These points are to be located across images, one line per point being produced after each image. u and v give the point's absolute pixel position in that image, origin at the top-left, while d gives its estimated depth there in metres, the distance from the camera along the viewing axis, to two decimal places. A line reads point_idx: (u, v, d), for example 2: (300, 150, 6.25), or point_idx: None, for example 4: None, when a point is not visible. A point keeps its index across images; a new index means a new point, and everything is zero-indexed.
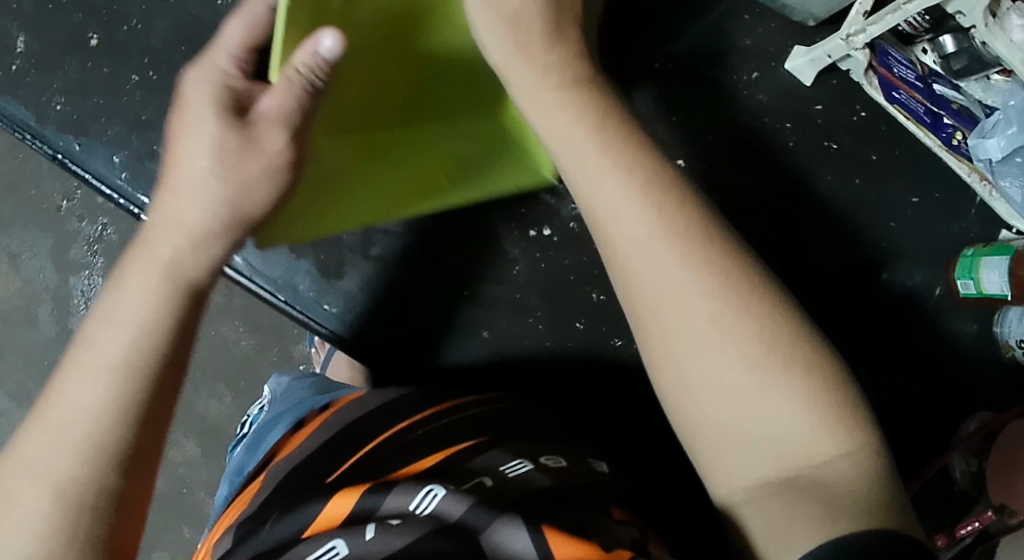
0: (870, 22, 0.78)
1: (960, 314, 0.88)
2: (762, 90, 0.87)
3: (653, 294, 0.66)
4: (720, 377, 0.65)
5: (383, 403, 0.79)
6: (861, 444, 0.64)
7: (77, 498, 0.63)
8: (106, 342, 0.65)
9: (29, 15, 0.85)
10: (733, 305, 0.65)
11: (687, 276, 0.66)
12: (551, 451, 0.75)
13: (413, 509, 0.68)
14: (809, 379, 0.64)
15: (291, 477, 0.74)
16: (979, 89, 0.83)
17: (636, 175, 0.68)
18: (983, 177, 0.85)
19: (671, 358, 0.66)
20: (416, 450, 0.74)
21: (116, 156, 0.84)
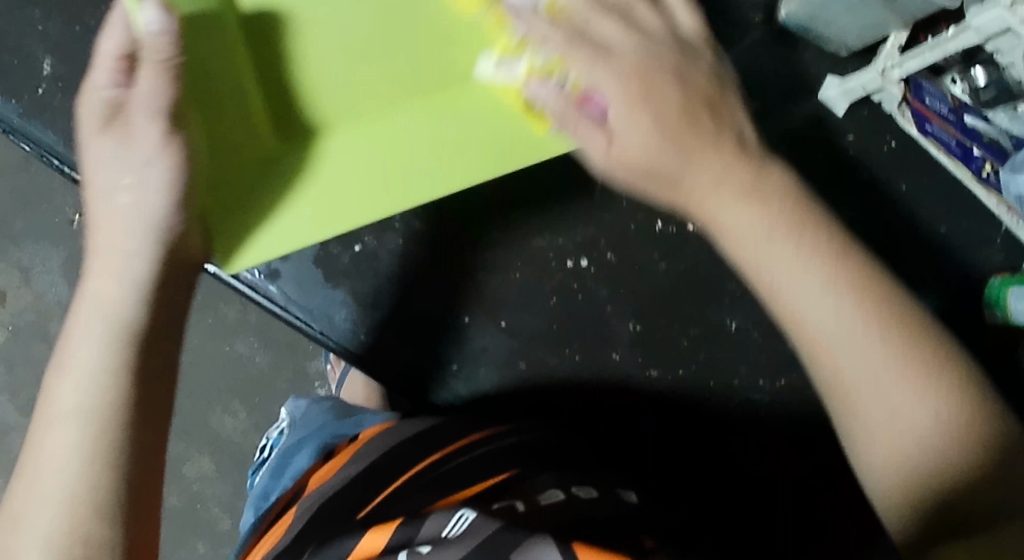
0: (908, 57, 0.79)
1: (986, 342, 0.89)
2: (796, 119, 0.86)
3: (738, 232, 0.72)
4: (841, 321, 0.69)
5: (415, 433, 0.81)
6: (974, 393, 0.69)
7: (79, 492, 0.66)
8: (89, 342, 0.68)
9: (56, 39, 0.84)
10: (853, 290, 0.70)
11: (784, 240, 0.71)
12: (580, 479, 0.78)
13: (446, 533, 0.70)
14: (948, 390, 0.68)
15: (325, 510, 0.76)
16: (1006, 120, 0.83)
17: (711, 150, 0.72)
18: (1012, 211, 0.85)
19: (827, 340, 0.70)
20: (446, 487, 0.77)
21: None
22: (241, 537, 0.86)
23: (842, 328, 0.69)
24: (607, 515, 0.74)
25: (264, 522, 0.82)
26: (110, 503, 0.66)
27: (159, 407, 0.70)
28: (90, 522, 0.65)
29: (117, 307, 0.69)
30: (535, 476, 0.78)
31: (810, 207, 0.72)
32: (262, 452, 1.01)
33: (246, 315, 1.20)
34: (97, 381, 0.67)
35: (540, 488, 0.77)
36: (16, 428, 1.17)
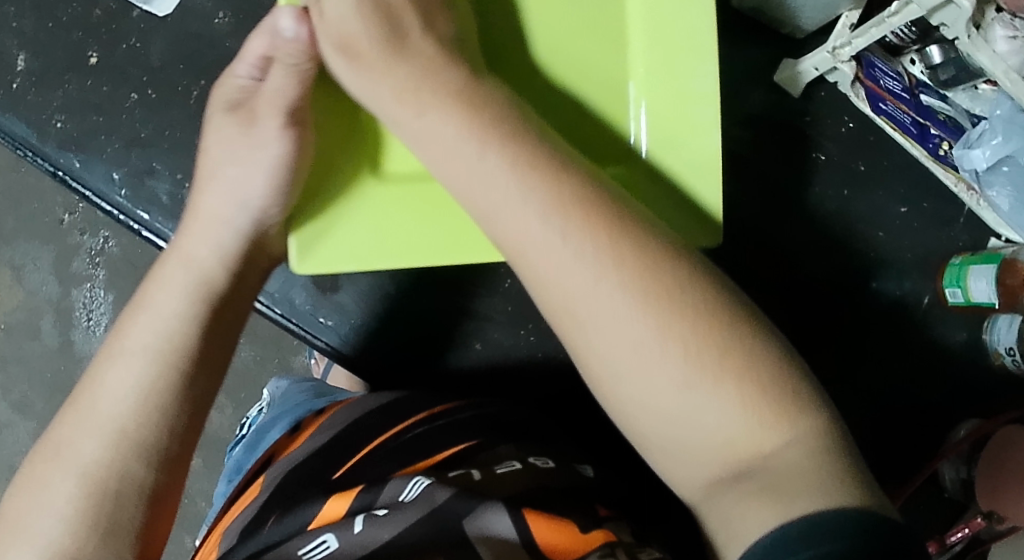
0: (855, 35, 0.80)
1: (948, 323, 0.89)
2: (750, 102, 0.88)
3: (482, 205, 0.64)
4: (667, 366, 0.60)
5: (381, 405, 0.80)
6: (805, 399, 0.60)
7: (129, 428, 0.66)
8: (170, 288, 0.69)
9: (29, 33, 0.86)
10: (643, 280, 0.61)
11: (575, 243, 0.61)
12: (540, 451, 0.77)
13: (402, 498, 0.70)
14: (747, 380, 0.59)
15: (291, 478, 0.75)
16: (966, 99, 0.83)
17: (508, 143, 0.63)
18: (970, 188, 0.86)
19: (587, 317, 0.61)
20: (416, 453, 0.76)
21: (115, 173, 0.85)
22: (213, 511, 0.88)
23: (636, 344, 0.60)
24: (568, 486, 0.73)
25: (233, 494, 0.82)
26: (152, 442, 0.66)
27: (214, 358, 0.70)
28: (124, 454, 0.65)
29: (208, 269, 0.70)
30: (500, 445, 0.77)
31: (638, 213, 0.64)
32: (240, 430, 1.01)
33: None
34: (169, 326, 0.68)
35: (499, 458, 0.76)
36: (8, 424, 1.20)
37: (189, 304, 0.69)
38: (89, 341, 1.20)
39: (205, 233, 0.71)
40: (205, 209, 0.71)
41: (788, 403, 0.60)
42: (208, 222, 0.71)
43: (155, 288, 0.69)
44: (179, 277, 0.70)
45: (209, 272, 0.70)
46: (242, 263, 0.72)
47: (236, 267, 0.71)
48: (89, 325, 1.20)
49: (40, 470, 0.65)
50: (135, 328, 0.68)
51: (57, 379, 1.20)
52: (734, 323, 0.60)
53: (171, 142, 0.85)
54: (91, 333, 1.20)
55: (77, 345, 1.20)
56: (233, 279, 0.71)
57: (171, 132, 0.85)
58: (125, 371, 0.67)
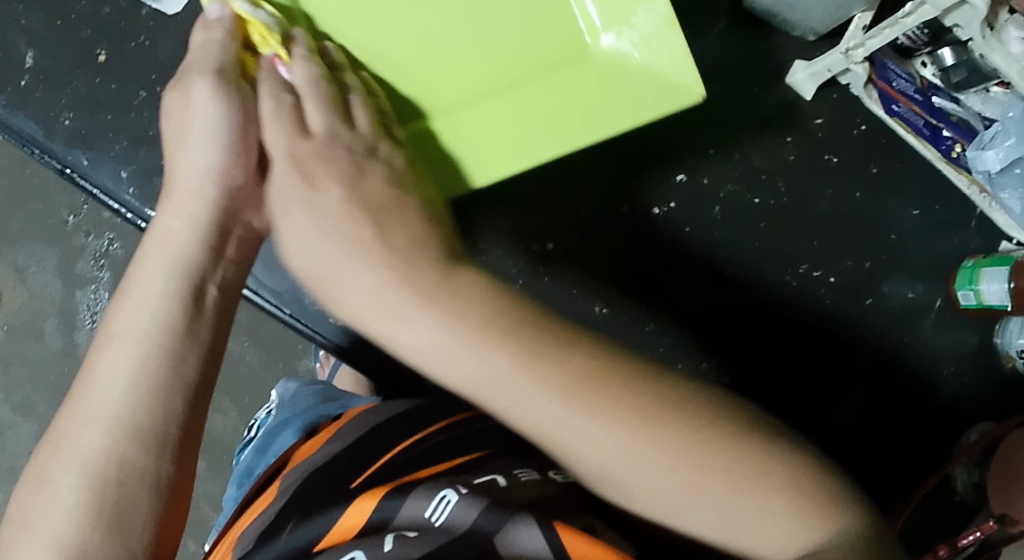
0: (868, 36, 0.79)
1: (959, 327, 0.88)
2: (761, 105, 0.88)
3: (432, 361, 0.65)
4: (614, 443, 0.62)
5: (400, 414, 0.80)
6: (763, 459, 0.62)
7: (126, 414, 0.64)
8: (153, 273, 0.68)
9: (38, 31, 0.86)
10: (633, 432, 0.62)
11: (573, 417, 0.63)
12: (559, 461, 0.75)
13: (430, 519, 0.67)
14: (732, 470, 0.62)
15: (308, 486, 0.74)
16: (978, 101, 0.82)
17: (508, 337, 0.64)
18: (982, 189, 0.86)
19: (606, 470, 0.63)
20: (436, 459, 0.74)
21: (124, 171, 0.85)
22: (225, 515, 0.87)
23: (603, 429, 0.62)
24: (592, 493, 0.71)
25: (245, 497, 0.80)
26: (152, 428, 0.64)
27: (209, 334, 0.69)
28: (123, 440, 0.64)
29: (181, 237, 0.70)
30: (518, 454, 0.75)
31: (614, 366, 0.64)
32: (249, 431, 1.00)
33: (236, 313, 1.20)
34: (155, 308, 0.67)
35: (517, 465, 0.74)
36: (11, 427, 1.20)
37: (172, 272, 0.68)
38: (93, 344, 1.19)
39: (186, 205, 0.71)
40: (181, 187, 0.71)
41: (793, 481, 0.62)
42: (184, 194, 0.71)
43: (140, 271, 0.69)
44: (166, 250, 0.69)
45: (190, 253, 0.69)
46: (219, 238, 0.71)
47: (215, 240, 0.71)
48: (92, 327, 1.20)
49: (44, 462, 0.64)
50: (122, 318, 0.67)
51: (60, 381, 1.20)
52: (708, 392, 0.64)
53: None
54: (94, 335, 1.19)
55: (80, 347, 1.20)
56: (213, 247, 0.71)
57: None
58: (118, 358, 0.66)
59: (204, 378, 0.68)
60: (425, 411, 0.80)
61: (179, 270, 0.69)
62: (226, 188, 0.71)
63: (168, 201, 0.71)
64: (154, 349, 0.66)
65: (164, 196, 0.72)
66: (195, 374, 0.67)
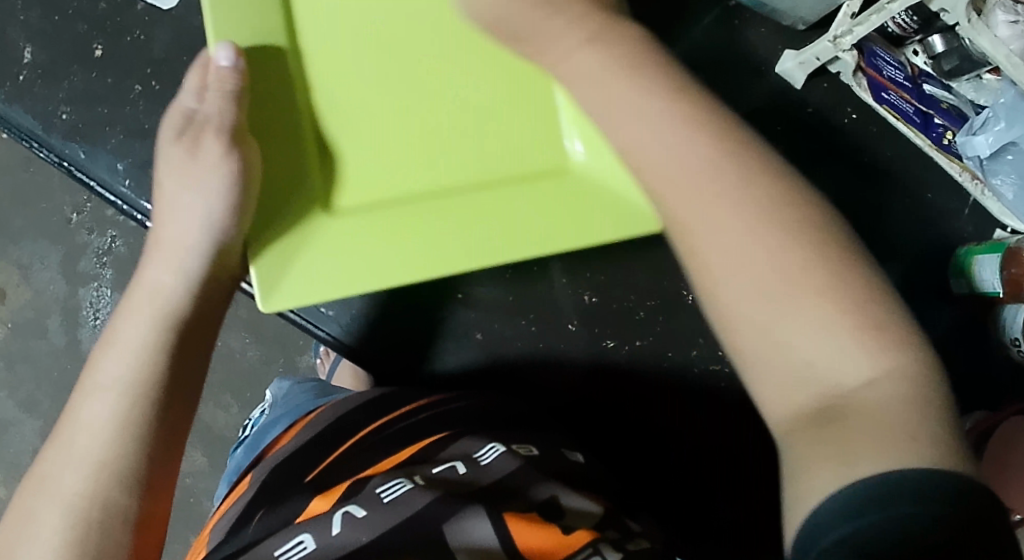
0: (856, 23, 0.79)
1: (950, 315, 0.88)
2: (753, 94, 0.87)
3: (656, 159, 0.63)
4: (807, 316, 0.59)
5: (369, 400, 0.80)
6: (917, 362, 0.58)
7: (109, 457, 0.66)
8: (134, 320, 0.70)
9: (36, 26, 0.87)
10: (780, 230, 0.60)
11: (757, 247, 0.60)
12: (522, 438, 0.76)
13: (381, 495, 0.68)
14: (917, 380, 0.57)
15: (279, 476, 0.73)
16: (971, 89, 0.83)
17: (704, 127, 0.62)
18: (974, 178, 0.86)
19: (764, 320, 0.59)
20: (395, 444, 0.74)
21: (119, 164, 0.86)
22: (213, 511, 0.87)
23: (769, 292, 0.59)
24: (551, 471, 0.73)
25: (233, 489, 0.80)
26: (129, 468, 0.66)
27: (184, 388, 0.70)
28: (106, 481, 0.65)
29: (170, 292, 0.71)
30: (481, 436, 0.75)
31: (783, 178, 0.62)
32: (242, 432, 1.00)
33: (237, 310, 1.21)
34: (137, 357, 0.69)
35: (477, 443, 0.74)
36: (14, 423, 1.20)
37: (158, 326, 0.70)
38: (96, 340, 1.21)
39: (177, 257, 0.72)
40: (170, 240, 0.73)
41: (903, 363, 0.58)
42: (172, 249, 0.73)
43: (122, 319, 0.70)
44: (153, 299, 0.71)
45: (174, 306, 0.71)
46: (205, 296, 0.73)
47: (201, 292, 0.73)
48: (95, 324, 1.21)
49: (28, 502, 0.65)
50: (111, 363, 0.69)
51: (64, 378, 1.21)
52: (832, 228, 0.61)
53: None
54: (97, 332, 1.20)
55: (83, 344, 1.21)
56: (201, 299, 0.72)
57: None
58: (103, 403, 0.67)
59: (175, 427, 0.69)
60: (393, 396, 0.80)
61: (159, 313, 0.71)
62: (216, 242, 0.72)
63: (157, 248, 0.73)
64: (141, 395, 0.68)
65: (150, 246, 0.74)
66: (160, 423, 0.68)
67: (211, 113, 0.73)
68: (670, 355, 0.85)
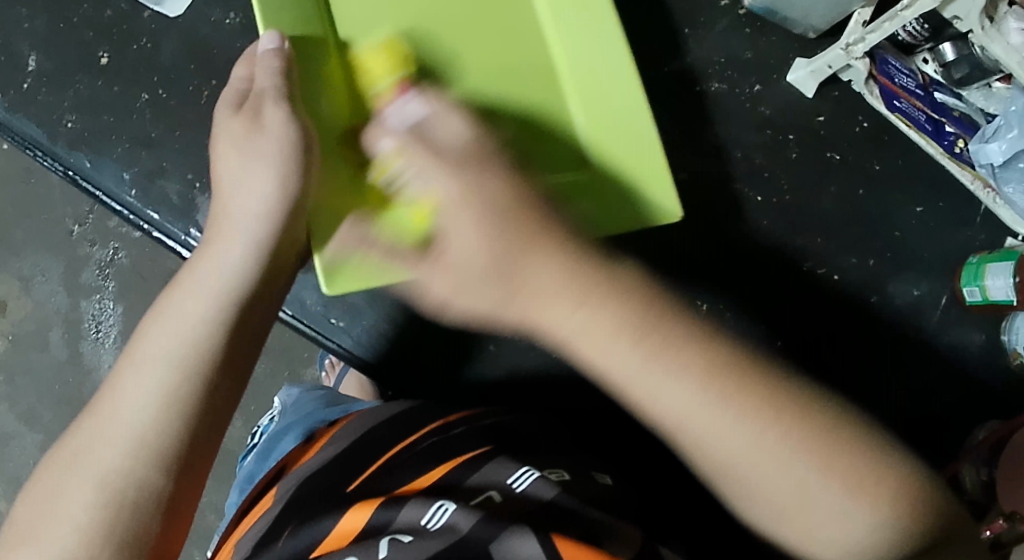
0: (869, 30, 0.79)
1: (963, 324, 0.87)
2: (764, 103, 0.87)
3: (670, 412, 0.60)
4: (686, 396, 0.60)
5: (397, 414, 0.73)
6: (854, 434, 0.61)
7: (145, 436, 0.62)
8: (205, 293, 0.66)
9: (41, 35, 0.86)
10: (808, 449, 0.60)
11: (732, 416, 0.60)
12: (558, 463, 0.69)
13: (425, 524, 0.62)
14: (786, 437, 0.60)
15: (303, 491, 0.68)
16: (980, 97, 0.82)
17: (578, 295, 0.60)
18: (986, 184, 0.86)
19: (697, 431, 0.60)
20: (429, 463, 0.68)
21: (126, 173, 0.85)
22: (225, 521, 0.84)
23: (767, 416, 0.60)
24: (593, 498, 0.66)
25: (246, 500, 0.77)
26: (170, 447, 0.62)
27: (239, 362, 0.66)
28: (144, 465, 0.61)
29: (241, 262, 0.67)
30: (510, 455, 0.68)
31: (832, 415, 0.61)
32: (252, 439, 0.98)
33: None
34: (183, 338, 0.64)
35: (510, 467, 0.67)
36: (14, 436, 1.18)
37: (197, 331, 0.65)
38: (98, 353, 1.19)
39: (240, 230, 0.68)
40: (241, 208, 0.68)
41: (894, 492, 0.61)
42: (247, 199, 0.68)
43: (178, 293, 0.66)
44: (222, 272, 0.66)
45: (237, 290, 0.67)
46: (274, 257, 0.68)
47: (266, 266, 0.68)
48: (98, 337, 1.19)
49: (55, 477, 0.61)
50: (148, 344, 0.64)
51: (64, 391, 1.19)
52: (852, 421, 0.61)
53: (182, 143, 0.86)
54: (99, 344, 1.19)
55: (85, 356, 1.19)
56: (266, 272, 0.68)
57: (181, 132, 0.86)
58: (144, 378, 0.63)
59: (225, 412, 0.65)
60: (423, 411, 0.74)
61: (219, 276, 0.66)
62: (286, 203, 0.68)
63: (222, 219, 0.69)
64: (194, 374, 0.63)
65: (218, 211, 0.69)
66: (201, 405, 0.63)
67: (265, 85, 0.71)
68: None
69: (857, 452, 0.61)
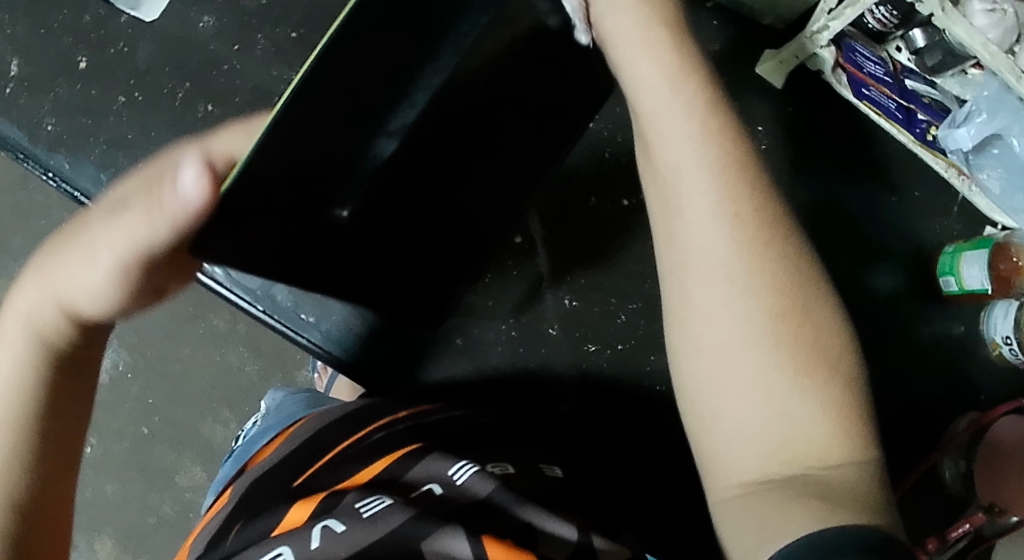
0: (833, 18, 0.79)
1: (943, 314, 0.86)
2: (733, 94, 0.86)
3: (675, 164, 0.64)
4: (699, 180, 0.63)
5: (348, 411, 0.73)
6: (853, 380, 0.60)
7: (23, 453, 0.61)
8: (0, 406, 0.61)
9: (22, 40, 0.89)
10: (765, 273, 0.61)
11: (754, 259, 0.61)
12: (498, 457, 0.70)
13: (360, 509, 0.62)
14: (788, 312, 0.61)
15: (257, 486, 0.68)
16: (956, 85, 0.81)
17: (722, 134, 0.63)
18: (960, 171, 0.86)
19: (679, 209, 0.63)
20: (371, 456, 0.68)
21: (103, 174, 0.87)
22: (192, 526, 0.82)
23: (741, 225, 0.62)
24: (531, 493, 0.67)
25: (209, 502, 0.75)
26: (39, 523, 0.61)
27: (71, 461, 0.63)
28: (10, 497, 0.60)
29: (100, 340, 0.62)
30: (451, 452, 0.69)
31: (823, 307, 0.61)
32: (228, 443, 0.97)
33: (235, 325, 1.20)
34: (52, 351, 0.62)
35: (447, 460, 0.68)
36: None
37: (32, 350, 0.62)
38: None
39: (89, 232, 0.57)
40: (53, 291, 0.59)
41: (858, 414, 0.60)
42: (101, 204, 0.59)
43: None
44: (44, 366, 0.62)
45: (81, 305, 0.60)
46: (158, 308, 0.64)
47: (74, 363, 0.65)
48: None
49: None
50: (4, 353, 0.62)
51: None
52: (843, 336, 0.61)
53: (158, 143, 0.87)
54: None
55: None
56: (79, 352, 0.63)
57: (157, 133, 0.87)
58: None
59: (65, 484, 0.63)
60: (369, 409, 0.74)
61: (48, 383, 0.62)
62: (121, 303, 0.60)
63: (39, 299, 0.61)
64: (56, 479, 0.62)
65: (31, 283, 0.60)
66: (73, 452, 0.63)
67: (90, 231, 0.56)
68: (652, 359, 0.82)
69: (837, 388, 0.60)
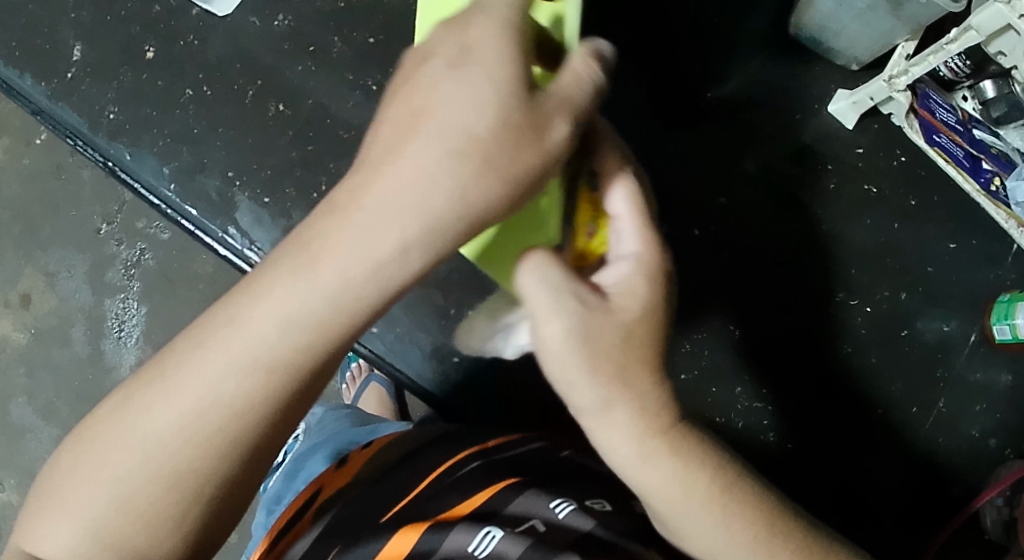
0: (913, 63, 0.80)
1: (993, 363, 0.87)
2: (805, 131, 0.88)
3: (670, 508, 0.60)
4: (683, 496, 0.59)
5: (436, 438, 0.75)
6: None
7: (187, 469, 0.55)
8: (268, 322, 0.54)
9: (88, 25, 0.87)
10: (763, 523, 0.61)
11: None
12: (596, 491, 0.70)
13: (473, 551, 0.63)
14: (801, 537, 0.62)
15: (344, 513, 0.69)
16: (1018, 137, 0.83)
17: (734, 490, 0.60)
18: (1021, 225, 0.87)
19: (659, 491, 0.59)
20: (474, 483, 0.69)
21: (165, 168, 0.86)
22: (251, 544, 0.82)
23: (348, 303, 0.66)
24: (636, 529, 0.67)
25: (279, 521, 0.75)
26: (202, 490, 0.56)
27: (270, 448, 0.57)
28: (174, 505, 0.55)
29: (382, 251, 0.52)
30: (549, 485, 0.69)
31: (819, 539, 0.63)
32: (277, 457, 0.97)
33: None
34: (258, 382, 0.54)
35: (549, 494, 0.68)
36: (34, 429, 1.18)
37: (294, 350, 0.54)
38: (119, 352, 1.18)
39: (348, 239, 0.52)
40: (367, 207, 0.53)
41: None
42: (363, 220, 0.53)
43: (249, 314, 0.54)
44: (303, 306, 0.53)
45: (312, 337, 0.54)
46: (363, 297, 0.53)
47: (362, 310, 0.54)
48: (119, 336, 1.18)
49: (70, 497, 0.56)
50: (183, 376, 0.54)
51: (84, 388, 1.18)
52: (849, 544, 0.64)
53: (224, 140, 0.86)
54: (121, 344, 1.18)
55: (106, 354, 1.18)
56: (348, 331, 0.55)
57: (224, 129, 0.86)
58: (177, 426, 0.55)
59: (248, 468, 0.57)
60: (460, 434, 0.75)
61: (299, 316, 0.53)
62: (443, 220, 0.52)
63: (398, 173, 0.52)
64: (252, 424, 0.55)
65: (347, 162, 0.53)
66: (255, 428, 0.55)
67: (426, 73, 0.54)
68: (714, 391, 0.83)
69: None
